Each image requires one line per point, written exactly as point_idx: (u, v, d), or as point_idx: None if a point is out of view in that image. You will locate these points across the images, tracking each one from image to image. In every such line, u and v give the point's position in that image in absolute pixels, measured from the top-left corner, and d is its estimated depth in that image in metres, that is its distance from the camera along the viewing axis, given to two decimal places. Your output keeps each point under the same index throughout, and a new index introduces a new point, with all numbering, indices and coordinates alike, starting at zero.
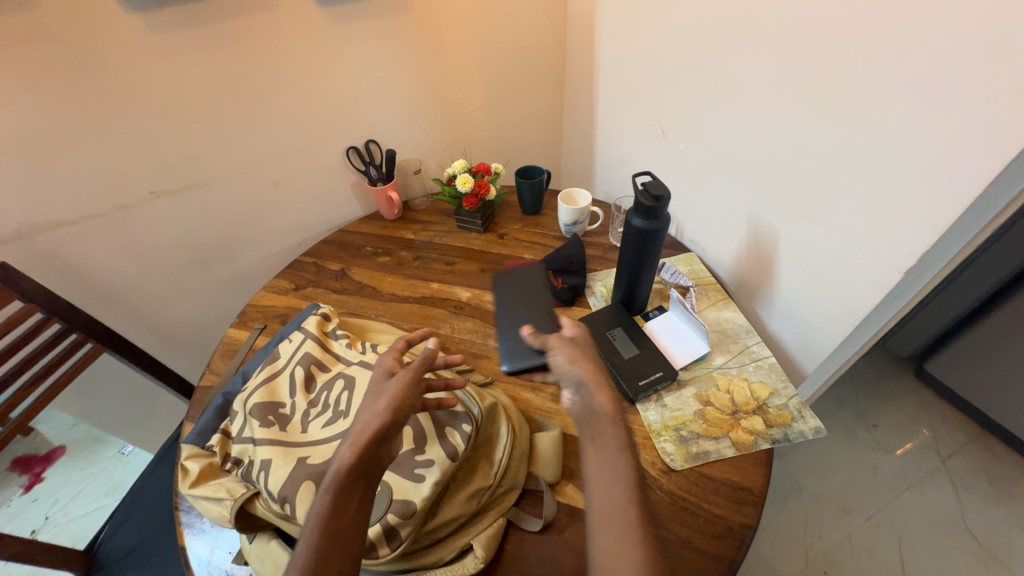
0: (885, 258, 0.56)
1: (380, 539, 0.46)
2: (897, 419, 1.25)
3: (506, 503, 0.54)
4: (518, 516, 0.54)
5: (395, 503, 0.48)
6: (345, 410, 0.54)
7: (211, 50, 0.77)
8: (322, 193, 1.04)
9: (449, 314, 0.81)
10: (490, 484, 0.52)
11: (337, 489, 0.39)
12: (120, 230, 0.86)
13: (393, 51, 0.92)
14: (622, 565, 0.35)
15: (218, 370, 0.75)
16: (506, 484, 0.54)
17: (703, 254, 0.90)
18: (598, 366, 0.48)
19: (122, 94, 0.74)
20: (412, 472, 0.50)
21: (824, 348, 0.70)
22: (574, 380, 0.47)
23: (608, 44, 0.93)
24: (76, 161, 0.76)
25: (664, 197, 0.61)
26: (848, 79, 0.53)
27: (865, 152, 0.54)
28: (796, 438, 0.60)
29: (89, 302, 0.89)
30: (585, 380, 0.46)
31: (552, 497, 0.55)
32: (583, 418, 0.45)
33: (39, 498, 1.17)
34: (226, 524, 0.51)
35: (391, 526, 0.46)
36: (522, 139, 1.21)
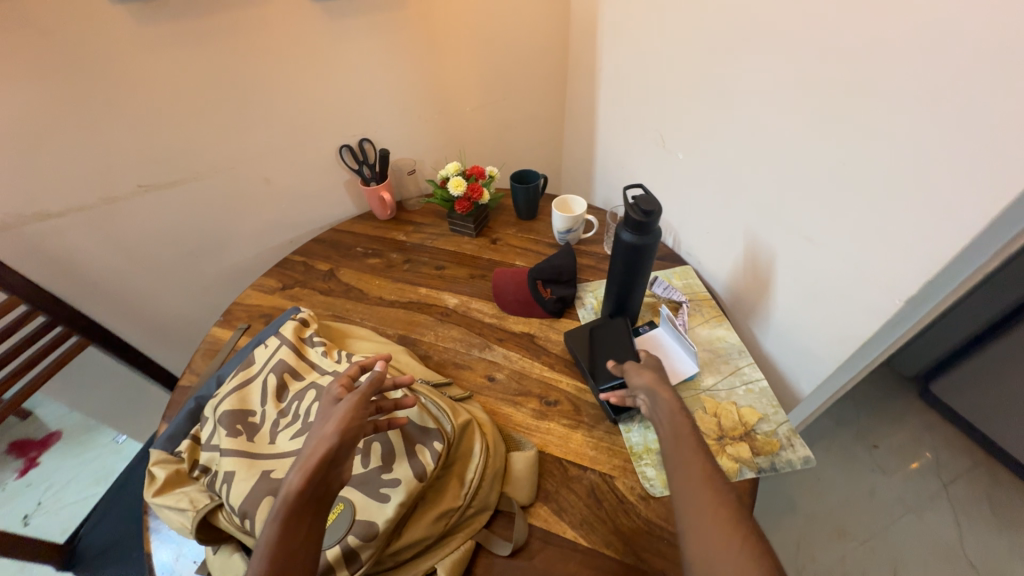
0: (887, 284, 0.53)
1: (339, 562, 0.44)
2: (898, 440, 1.22)
3: (475, 525, 0.53)
4: (487, 539, 0.52)
5: (357, 524, 0.46)
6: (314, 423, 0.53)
7: (200, 43, 0.76)
8: (315, 191, 1.03)
9: (434, 321, 0.80)
10: (460, 505, 0.51)
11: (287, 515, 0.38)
12: (108, 223, 0.85)
13: (389, 48, 0.90)
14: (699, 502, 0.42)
15: (198, 370, 0.74)
16: (477, 505, 0.53)
17: (699, 267, 0.87)
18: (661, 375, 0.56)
19: (109, 87, 0.73)
20: (377, 491, 0.48)
21: (819, 372, 0.68)
22: (644, 387, 0.55)
23: (610, 47, 0.90)
24: (62, 154, 0.75)
25: (653, 213, 0.59)
26: (854, 95, 0.50)
27: (870, 172, 0.51)
28: (783, 468, 0.58)
29: (76, 294, 0.89)
30: (654, 386, 0.54)
31: (523, 520, 0.54)
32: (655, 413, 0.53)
33: (32, 484, 1.24)
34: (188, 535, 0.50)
35: (351, 549, 0.45)
36: (521, 141, 1.19)
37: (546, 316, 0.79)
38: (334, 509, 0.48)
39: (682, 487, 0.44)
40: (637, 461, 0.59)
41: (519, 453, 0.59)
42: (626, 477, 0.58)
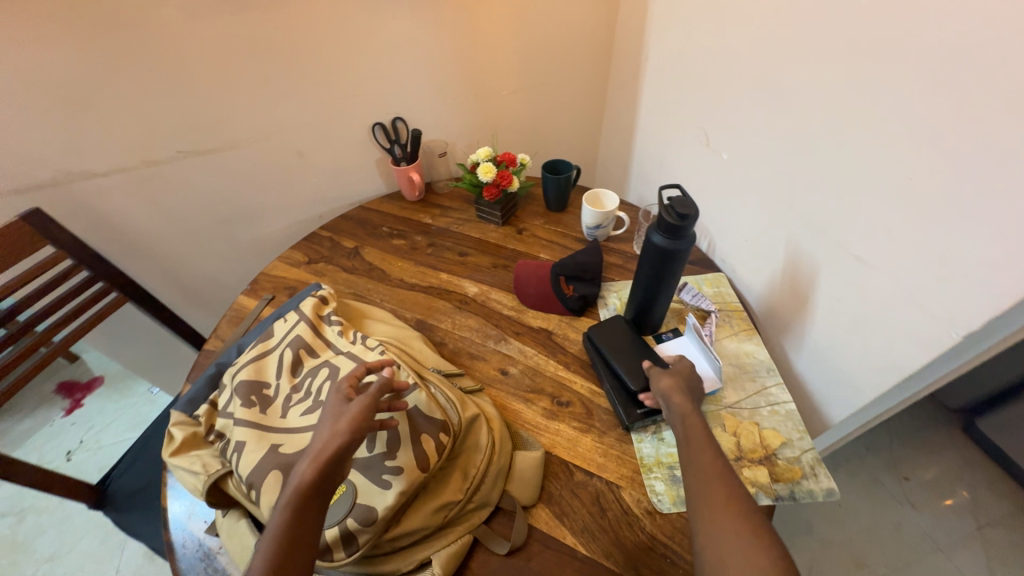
0: (946, 315, 0.48)
1: (337, 543, 0.45)
2: (933, 475, 1.14)
3: (474, 520, 0.52)
4: (485, 535, 0.52)
5: (357, 508, 0.47)
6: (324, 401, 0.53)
7: (240, 11, 0.75)
8: (346, 167, 1.03)
9: (453, 308, 0.79)
10: (460, 499, 0.51)
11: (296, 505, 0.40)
12: (148, 186, 0.88)
13: (428, 25, 0.87)
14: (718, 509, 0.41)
15: (223, 336, 0.76)
16: (478, 500, 0.52)
17: (733, 276, 0.82)
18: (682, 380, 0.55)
19: (152, 52, 0.74)
20: (378, 477, 0.48)
21: (856, 400, 0.63)
22: (661, 392, 0.54)
23: (659, 35, 0.85)
24: (107, 116, 0.77)
25: (690, 216, 0.55)
26: (931, 102, 0.44)
27: (940, 189, 0.45)
28: (804, 498, 0.54)
29: (117, 252, 0.93)
30: (670, 394, 0.53)
31: (523, 520, 0.53)
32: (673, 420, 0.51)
33: (76, 423, 1.37)
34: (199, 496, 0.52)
35: (349, 532, 0.45)
36: (558, 129, 1.15)
37: (566, 314, 0.77)
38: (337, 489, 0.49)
39: (700, 501, 0.43)
40: (646, 473, 0.57)
41: (525, 452, 0.58)
42: (633, 488, 0.56)
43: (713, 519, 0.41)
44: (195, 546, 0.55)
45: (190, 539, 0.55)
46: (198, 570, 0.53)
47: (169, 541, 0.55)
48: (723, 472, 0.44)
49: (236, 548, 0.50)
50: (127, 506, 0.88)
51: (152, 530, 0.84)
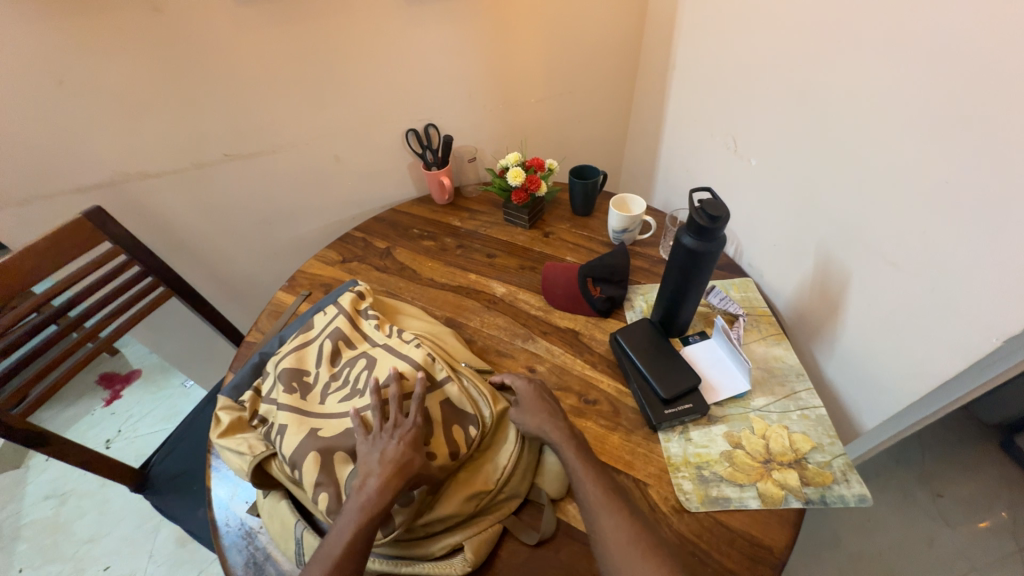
0: (984, 320, 0.47)
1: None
2: (971, 492, 1.09)
3: (504, 510, 0.54)
4: (515, 526, 0.53)
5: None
6: (362, 390, 0.56)
7: (287, 23, 0.80)
8: (380, 171, 1.07)
9: (481, 307, 0.81)
10: (491, 490, 0.53)
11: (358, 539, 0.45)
12: (195, 186, 0.93)
13: (461, 35, 0.91)
14: (614, 537, 0.46)
15: (263, 329, 0.80)
16: (507, 491, 0.54)
17: (761, 281, 0.82)
18: (553, 408, 0.57)
19: (206, 62, 0.79)
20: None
21: (890, 406, 0.62)
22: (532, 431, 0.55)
23: (688, 44, 0.87)
24: (163, 120, 0.83)
25: (720, 219, 0.56)
26: (969, 105, 0.44)
27: (980, 193, 0.45)
28: (835, 502, 0.54)
29: (165, 248, 0.99)
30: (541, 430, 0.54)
31: (552, 513, 0.54)
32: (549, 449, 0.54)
33: (115, 412, 1.43)
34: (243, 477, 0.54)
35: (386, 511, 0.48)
36: (584, 136, 1.17)
37: (593, 315, 0.78)
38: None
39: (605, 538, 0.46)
40: (673, 472, 0.57)
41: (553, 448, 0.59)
42: (660, 486, 0.57)
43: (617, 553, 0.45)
44: (237, 525, 0.57)
45: (232, 519, 0.58)
46: (239, 547, 0.56)
47: (213, 520, 0.58)
48: (616, 501, 0.49)
49: (278, 528, 0.53)
50: (165, 490, 0.92)
51: (190, 514, 0.88)
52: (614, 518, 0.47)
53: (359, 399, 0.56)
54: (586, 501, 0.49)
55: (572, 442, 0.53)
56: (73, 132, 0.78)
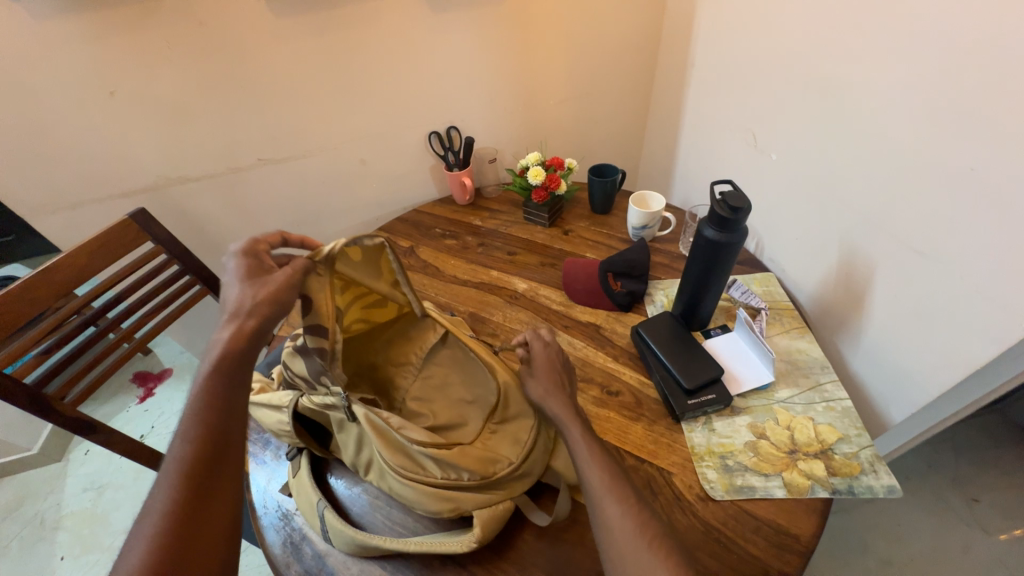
0: (1015, 308, 0.47)
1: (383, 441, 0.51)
2: (1008, 497, 1.06)
3: (517, 489, 0.53)
4: (528, 508, 0.54)
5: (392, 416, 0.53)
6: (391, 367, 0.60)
7: (319, 34, 0.84)
8: (403, 173, 1.11)
9: (503, 302, 0.83)
10: (511, 462, 0.53)
11: (214, 414, 0.42)
12: (230, 190, 0.98)
13: (484, 41, 0.94)
14: (620, 526, 0.45)
15: (294, 324, 0.83)
16: (524, 469, 0.54)
17: (783, 276, 0.82)
18: (558, 377, 0.58)
19: (245, 72, 0.84)
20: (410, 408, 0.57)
21: (917, 398, 0.61)
22: (537, 398, 0.55)
23: (706, 44, 0.88)
24: (202, 127, 0.88)
25: (742, 209, 0.57)
26: (994, 91, 0.45)
27: (1006, 179, 0.45)
28: (862, 493, 0.53)
29: (200, 248, 1.03)
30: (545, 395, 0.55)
31: (567, 497, 0.53)
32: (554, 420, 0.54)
33: (148, 410, 1.49)
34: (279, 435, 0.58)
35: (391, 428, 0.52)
36: (602, 137, 1.19)
37: (614, 309, 0.79)
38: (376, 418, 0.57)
39: (610, 524, 0.45)
40: (697, 461, 0.58)
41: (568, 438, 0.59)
42: (684, 474, 0.57)
43: (624, 538, 0.44)
44: (274, 507, 0.60)
45: (269, 501, 0.61)
46: (277, 527, 0.58)
47: (252, 502, 0.61)
48: (621, 489, 0.47)
49: (303, 502, 0.56)
50: None
51: None
52: (618, 506, 0.46)
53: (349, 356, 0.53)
54: (591, 483, 0.48)
55: (574, 417, 0.53)
56: (122, 139, 0.83)
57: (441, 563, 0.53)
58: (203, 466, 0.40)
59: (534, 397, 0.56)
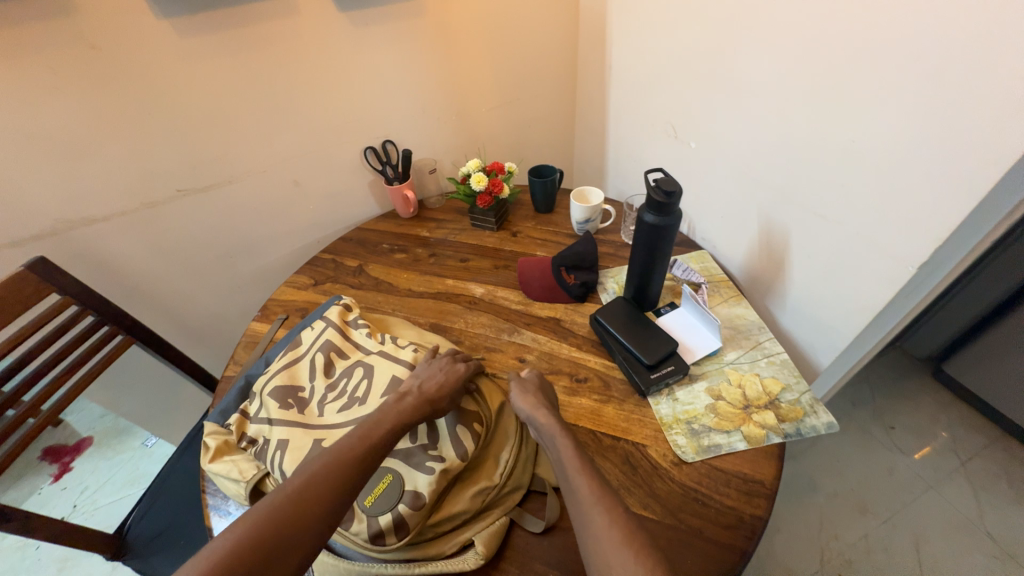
0: (901, 253, 0.56)
1: (390, 528, 0.49)
2: (915, 419, 1.23)
3: (509, 502, 0.55)
4: (520, 516, 0.55)
5: (406, 495, 0.51)
6: (361, 398, 0.60)
7: (234, 53, 0.80)
8: (340, 192, 1.08)
9: (463, 309, 0.83)
10: (495, 484, 0.54)
11: (336, 467, 0.47)
12: (148, 226, 0.90)
13: (410, 53, 0.95)
14: (602, 531, 0.44)
15: (241, 361, 0.78)
16: (510, 486, 0.56)
17: (715, 251, 0.90)
18: (541, 397, 0.60)
19: (150, 97, 0.78)
20: (422, 463, 0.53)
21: (837, 343, 0.70)
22: (546, 427, 0.55)
23: (620, 46, 0.95)
24: (107, 161, 0.79)
25: (675, 193, 0.62)
26: (862, 75, 0.53)
27: (881, 147, 0.54)
28: (808, 433, 0.60)
29: (120, 295, 0.93)
30: (530, 411, 0.58)
31: (556, 500, 0.56)
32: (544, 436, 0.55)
33: (67, 488, 1.28)
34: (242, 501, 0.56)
35: (400, 518, 0.50)
36: (535, 139, 1.23)
37: (570, 301, 0.82)
38: (384, 479, 0.53)
39: (590, 535, 0.45)
40: (667, 430, 0.62)
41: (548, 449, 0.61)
42: (657, 445, 0.61)
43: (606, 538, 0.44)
44: None
45: None
46: None
47: None
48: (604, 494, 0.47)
49: None
50: (149, 552, 0.86)
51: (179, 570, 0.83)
52: (599, 503, 0.46)
53: (359, 407, 0.59)
54: (578, 490, 0.48)
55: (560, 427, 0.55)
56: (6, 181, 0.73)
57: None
58: (301, 512, 0.43)
59: (523, 411, 0.59)
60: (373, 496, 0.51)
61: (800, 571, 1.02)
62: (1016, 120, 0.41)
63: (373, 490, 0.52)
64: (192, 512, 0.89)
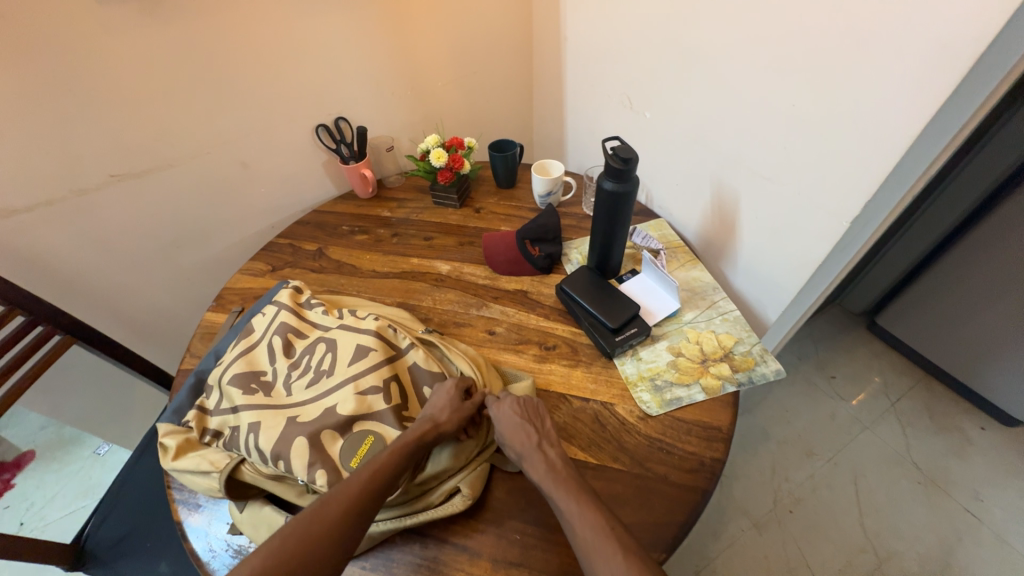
0: (838, 210, 0.61)
1: None
2: (853, 368, 1.35)
3: (488, 452, 0.58)
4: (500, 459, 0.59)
5: None
6: (327, 370, 0.59)
7: (165, 23, 0.74)
8: (293, 173, 1.03)
9: (430, 287, 0.83)
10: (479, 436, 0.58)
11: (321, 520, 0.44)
12: (81, 216, 0.83)
13: (359, 24, 0.90)
14: None
15: (198, 353, 0.75)
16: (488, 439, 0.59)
17: (672, 219, 0.94)
18: (531, 428, 0.55)
19: (70, 72, 0.71)
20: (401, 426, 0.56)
21: (783, 298, 0.76)
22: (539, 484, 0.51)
23: (573, 16, 0.95)
24: (26, 146, 0.72)
25: (631, 159, 0.64)
26: (799, 41, 0.57)
27: (819, 108, 0.58)
28: (759, 380, 0.65)
29: (54, 292, 0.86)
30: (526, 454, 0.53)
31: None
32: (547, 480, 0.50)
33: (10, 506, 1.17)
34: (216, 494, 0.54)
35: None
36: (494, 115, 1.22)
37: (536, 274, 0.84)
38: (366, 441, 0.54)
39: None
40: (633, 388, 0.65)
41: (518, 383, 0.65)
42: (624, 403, 0.64)
43: None
44: (223, 547, 0.56)
45: (216, 544, 0.56)
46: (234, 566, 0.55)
47: (193, 550, 0.56)
48: (623, 540, 0.44)
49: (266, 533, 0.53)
50: (112, 558, 0.82)
51: (147, 571, 0.80)
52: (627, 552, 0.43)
53: (327, 380, 0.59)
54: (584, 545, 0.45)
55: (557, 480, 0.50)
56: None
57: (421, 545, 0.53)
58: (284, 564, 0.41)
59: (518, 457, 0.53)
60: (358, 457, 0.53)
61: (756, 513, 1.11)
62: (934, 75, 0.46)
63: (356, 452, 0.53)
64: (158, 511, 0.86)
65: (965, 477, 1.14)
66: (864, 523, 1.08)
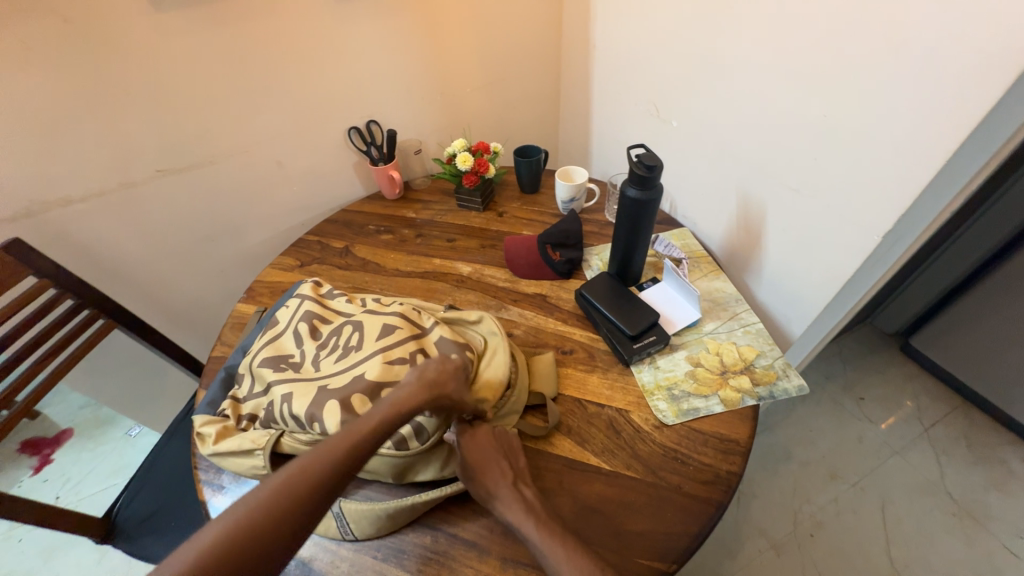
0: (869, 223, 0.59)
1: (410, 435, 0.53)
2: (884, 390, 1.30)
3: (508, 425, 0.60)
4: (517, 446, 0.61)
5: None
6: (354, 344, 0.61)
7: (213, 29, 0.79)
8: (325, 173, 1.07)
9: (451, 287, 0.85)
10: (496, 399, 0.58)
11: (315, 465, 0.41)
12: (128, 207, 0.88)
13: (392, 31, 0.93)
14: None
15: (229, 342, 0.78)
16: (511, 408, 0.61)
17: (695, 229, 0.93)
18: (507, 466, 0.54)
19: (125, 73, 0.76)
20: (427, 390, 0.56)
21: (809, 313, 0.74)
22: (512, 521, 0.50)
23: (603, 26, 0.96)
24: (82, 141, 0.77)
25: (655, 166, 0.64)
26: (832, 51, 0.56)
27: (852, 117, 0.57)
28: (781, 395, 0.64)
29: (100, 278, 0.91)
30: (496, 495, 0.52)
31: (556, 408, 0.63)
32: (523, 517, 0.50)
33: (49, 480, 1.23)
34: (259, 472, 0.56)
35: (418, 426, 0.53)
36: (520, 121, 1.23)
37: (556, 278, 0.84)
38: None
39: None
40: (649, 397, 0.65)
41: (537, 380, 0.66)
42: (639, 411, 0.64)
43: None
44: None
45: None
46: None
47: None
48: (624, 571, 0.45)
49: None
50: (139, 534, 0.86)
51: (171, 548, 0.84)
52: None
53: (356, 353, 0.60)
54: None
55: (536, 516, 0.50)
56: None
57: (434, 537, 0.54)
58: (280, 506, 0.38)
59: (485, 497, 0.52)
60: None
61: (775, 534, 1.08)
62: (976, 88, 0.44)
63: None
64: (183, 492, 0.89)
65: (1004, 512, 1.07)
66: (891, 552, 1.03)
